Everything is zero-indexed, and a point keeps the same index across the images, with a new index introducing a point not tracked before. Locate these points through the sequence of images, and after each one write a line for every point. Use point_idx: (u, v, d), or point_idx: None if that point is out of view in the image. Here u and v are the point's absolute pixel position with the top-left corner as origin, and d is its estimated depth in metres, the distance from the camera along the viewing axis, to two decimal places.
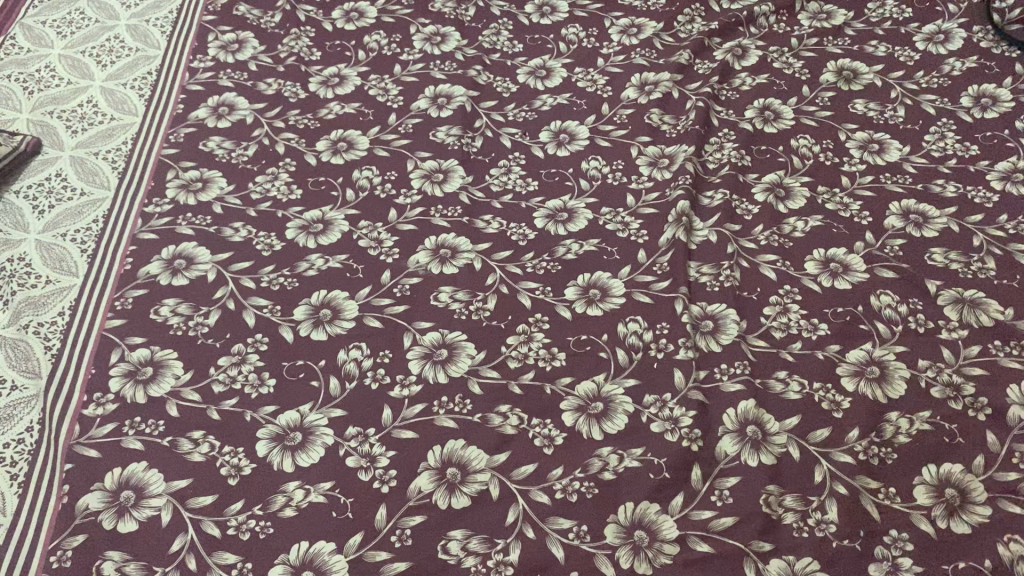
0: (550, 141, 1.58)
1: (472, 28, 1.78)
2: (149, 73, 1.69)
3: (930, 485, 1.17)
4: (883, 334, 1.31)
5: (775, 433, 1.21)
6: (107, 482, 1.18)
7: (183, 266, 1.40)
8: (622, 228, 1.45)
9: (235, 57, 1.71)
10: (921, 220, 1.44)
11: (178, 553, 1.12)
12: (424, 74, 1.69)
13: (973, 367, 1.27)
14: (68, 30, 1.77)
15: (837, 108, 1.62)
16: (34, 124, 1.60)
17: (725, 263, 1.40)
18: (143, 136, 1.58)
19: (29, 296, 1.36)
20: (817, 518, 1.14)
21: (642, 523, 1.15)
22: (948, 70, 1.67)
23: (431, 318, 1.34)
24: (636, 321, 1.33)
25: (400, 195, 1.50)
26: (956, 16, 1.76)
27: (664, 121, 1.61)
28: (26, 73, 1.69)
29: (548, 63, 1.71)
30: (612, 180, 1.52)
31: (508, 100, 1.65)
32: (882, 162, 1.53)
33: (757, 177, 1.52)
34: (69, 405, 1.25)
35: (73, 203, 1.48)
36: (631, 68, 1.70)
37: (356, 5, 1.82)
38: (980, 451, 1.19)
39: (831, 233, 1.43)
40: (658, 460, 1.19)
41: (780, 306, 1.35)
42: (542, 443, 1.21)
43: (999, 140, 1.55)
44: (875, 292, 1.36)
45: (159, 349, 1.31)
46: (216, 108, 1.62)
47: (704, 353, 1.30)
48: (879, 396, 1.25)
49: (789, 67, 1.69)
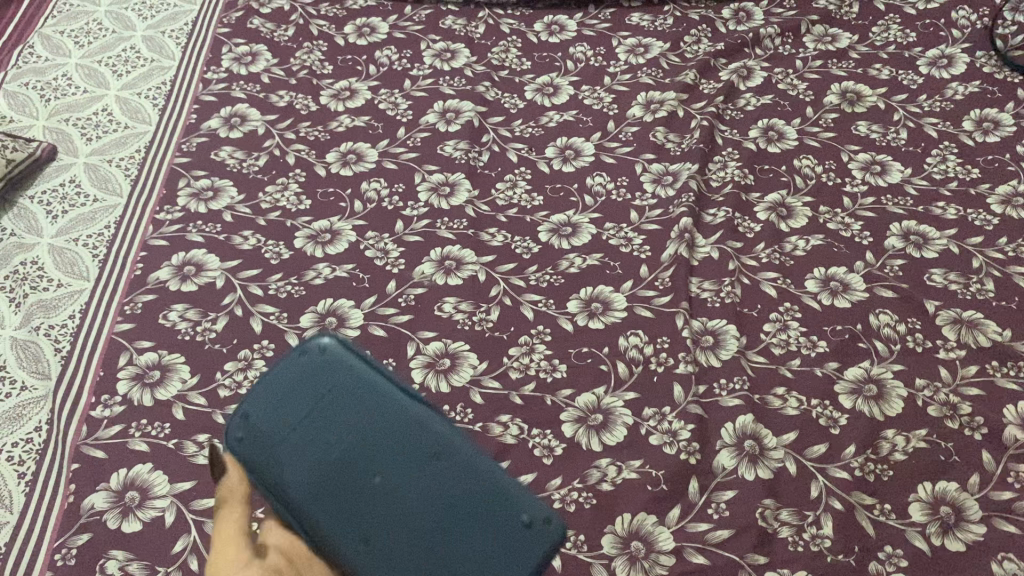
0: (557, 157, 1.60)
1: (482, 44, 1.81)
2: (164, 83, 1.72)
3: (925, 502, 1.18)
4: (881, 352, 1.33)
5: (773, 447, 1.23)
6: (113, 482, 1.19)
7: (193, 272, 1.42)
8: (625, 243, 1.47)
9: (249, 69, 1.75)
10: (921, 241, 1.46)
11: (180, 554, 1.14)
12: (434, 89, 1.72)
13: (971, 387, 1.28)
14: (85, 40, 1.81)
15: (840, 129, 1.64)
16: (49, 131, 1.63)
17: (725, 279, 1.41)
18: (156, 145, 1.61)
19: (41, 298, 1.39)
20: (813, 532, 1.16)
21: (639, 533, 1.16)
22: (951, 94, 1.69)
23: (435, 328, 1.36)
24: (637, 334, 1.35)
25: (407, 207, 1.52)
26: (959, 41, 1.78)
27: (668, 139, 1.63)
28: (44, 81, 1.72)
29: (556, 81, 1.74)
30: (616, 196, 1.54)
31: (516, 116, 1.68)
32: (883, 184, 1.55)
33: (760, 196, 1.54)
34: (78, 406, 1.27)
35: (86, 209, 1.51)
36: (638, 87, 1.73)
37: (368, 21, 1.86)
38: (975, 470, 1.21)
39: (832, 253, 1.45)
40: (656, 472, 1.20)
41: (779, 323, 1.36)
42: (541, 453, 1.23)
43: (1000, 163, 1.57)
44: (874, 310, 1.37)
45: (167, 353, 1.33)
46: (228, 119, 1.65)
47: (703, 367, 1.31)
48: (876, 413, 1.26)
49: (793, 89, 1.72)
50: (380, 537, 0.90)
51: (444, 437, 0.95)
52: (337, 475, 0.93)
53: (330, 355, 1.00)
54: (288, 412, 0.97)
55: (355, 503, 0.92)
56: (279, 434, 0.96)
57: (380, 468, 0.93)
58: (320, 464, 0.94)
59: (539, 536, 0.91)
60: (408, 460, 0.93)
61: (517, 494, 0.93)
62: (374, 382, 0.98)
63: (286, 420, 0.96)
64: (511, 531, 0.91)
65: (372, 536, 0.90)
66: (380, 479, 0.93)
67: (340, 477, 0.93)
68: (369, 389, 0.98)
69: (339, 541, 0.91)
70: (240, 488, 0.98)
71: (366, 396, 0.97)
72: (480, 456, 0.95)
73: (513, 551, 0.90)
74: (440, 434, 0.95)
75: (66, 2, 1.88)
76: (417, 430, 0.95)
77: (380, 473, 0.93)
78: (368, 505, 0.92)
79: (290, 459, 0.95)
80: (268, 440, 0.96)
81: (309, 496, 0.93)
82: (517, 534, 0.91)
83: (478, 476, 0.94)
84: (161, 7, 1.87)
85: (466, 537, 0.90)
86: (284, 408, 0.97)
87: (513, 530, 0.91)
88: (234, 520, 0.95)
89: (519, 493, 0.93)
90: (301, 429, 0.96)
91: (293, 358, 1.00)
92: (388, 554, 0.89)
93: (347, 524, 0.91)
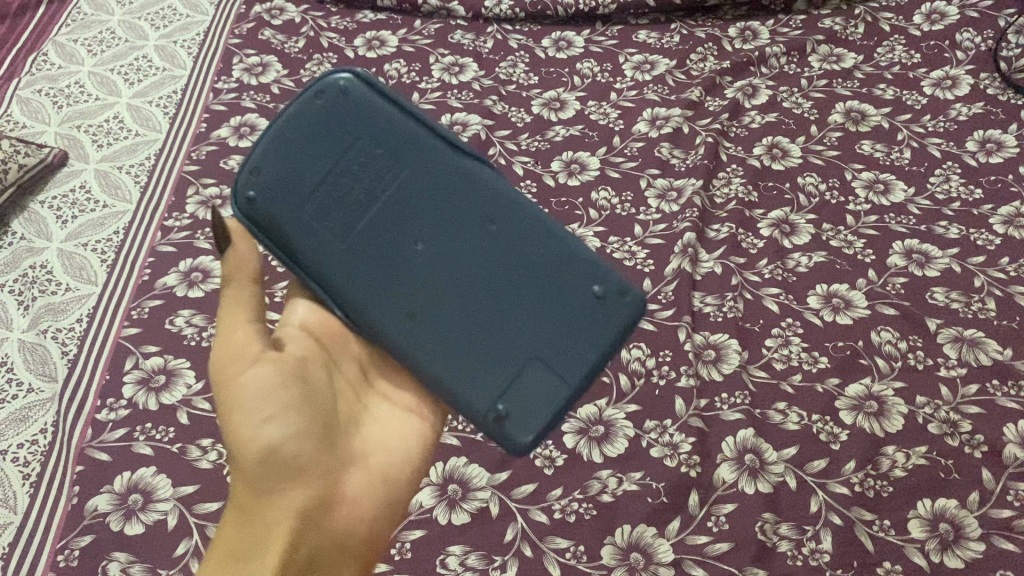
0: (562, 171, 1.62)
1: (490, 60, 1.84)
2: (175, 92, 1.75)
3: (924, 519, 1.18)
4: (882, 369, 1.33)
5: (774, 462, 1.23)
6: (117, 485, 1.20)
7: (200, 279, 1.43)
8: (629, 257, 1.48)
9: (259, 79, 1.76)
10: (923, 260, 1.47)
11: (182, 556, 1.14)
12: (442, 102, 1.74)
13: (971, 405, 1.29)
14: (98, 48, 1.83)
15: (844, 148, 1.65)
16: (61, 137, 1.65)
17: (728, 294, 1.42)
18: (166, 152, 1.63)
19: (50, 302, 1.41)
20: (812, 547, 1.16)
21: (639, 545, 1.16)
22: (955, 115, 1.70)
23: None
24: (639, 348, 1.36)
25: None
26: (963, 63, 1.79)
27: (673, 155, 1.64)
28: (57, 88, 1.74)
29: (562, 96, 1.76)
30: (621, 211, 1.55)
31: (522, 130, 1.70)
32: (887, 203, 1.56)
33: (763, 213, 1.55)
34: (84, 409, 1.28)
35: (96, 214, 1.53)
36: (643, 103, 1.74)
37: (378, 33, 1.88)
38: (975, 487, 1.21)
39: (833, 270, 1.46)
40: (657, 484, 1.21)
41: (781, 338, 1.37)
42: (543, 464, 1.24)
43: (1002, 184, 1.58)
44: (876, 328, 1.38)
45: (172, 357, 1.33)
46: (238, 128, 1.65)
47: (705, 381, 1.32)
48: (877, 430, 1.27)
49: (797, 107, 1.73)
50: (428, 307, 1.06)
51: (496, 199, 1.09)
52: (382, 242, 1.06)
53: (356, 109, 1.07)
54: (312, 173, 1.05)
55: (402, 274, 1.06)
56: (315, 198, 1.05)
57: (424, 235, 1.06)
58: (360, 230, 1.06)
59: (610, 307, 1.07)
60: (459, 227, 1.07)
61: (580, 263, 1.08)
62: (417, 141, 1.08)
63: (311, 184, 1.05)
64: (575, 296, 1.07)
65: (420, 310, 1.06)
66: (425, 250, 1.06)
67: (384, 248, 1.06)
68: (412, 148, 1.08)
69: (391, 313, 1.06)
70: (248, 265, 1.08)
71: (409, 160, 1.07)
72: (536, 217, 1.09)
73: (574, 314, 1.07)
74: (490, 195, 1.09)
75: (80, 10, 1.91)
76: (466, 195, 1.08)
77: (422, 242, 1.06)
78: (417, 275, 1.06)
79: (325, 222, 1.05)
80: (297, 207, 1.05)
81: (351, 269, 1.05)
82: (576, 300, 1.07)
83: (532, 244, 1.08)
84: (174, 17, 1.90)
85: (521, 306, 1.07)
86: (314, 166, 1.05)
87: (584, 299, 1.07)
88: (242, 296, 1.08)
89: (580, 260, 1.08)
90: (334, 191, 1.05)
91: (320, 109, 1.07)
92: (439, 321, 1.06)
93: (395, 299, 1.06)
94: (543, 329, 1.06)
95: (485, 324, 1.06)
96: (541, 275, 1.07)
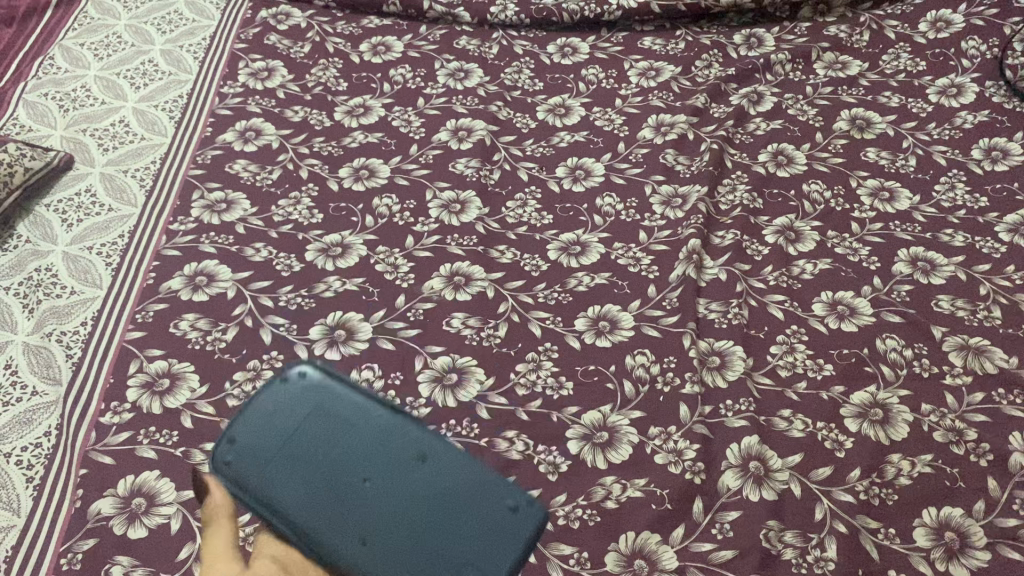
0: (567, 177, 1.62)
1: (495, 65, 1.84)
2: (181, 96, 1.75)
3: (929, 527, 1.18)
4: (887, 377, 1.33)
5: (778, 469, 1.23)
6: (120, 489, 1.20)
7: (205, 283, 1.44)
8: (634, 263, 1.48)
9: (264, 84, 1.77)
10: (928, 267, 1.47)
11: (185, 561, 1.14)
12: (447, 107, 1.74)
13: (976, 413, 1.29)
14: (104, 53, 1.83)
15: (849, 155, 1.65)
16: (67, 141, 1.65)
17: (733, 301, 1.42)
18: (172, 156, 1.63)
19: (54, 305, 1.40)
20: (816, 554, 1.15)
21: (643, 552, 1.16)
22: (960, 123, 1.70)
23: (443, 343, 1.37)
24: (644, 353, 1.36)
25: (417, 223, 1.54)
26: (969, 71, 1.79)
27: (678, 161, 1.64)
28: (63, 92, 1.75)
29: (567, 102, 1.77)
30: (625, 216, 1.55)
31: (527, 135, 1.70)
32: (892, 211, 1.56)
33: (769, 220, 1.55)
34: (88, 413, 1.28)
35: (100, 217, 1.53)
36: (648, 109, 1.74)
37: (384, 39, 1.89)
38: (981, 496, 1.20)
39: (838, 277, 1.46)
40: (660, 492, 1.21)
41: (786, 345, 1.37)
42: (546, 470, 1.23)
43: (1008, 192, 1.57)
44: (881, 335, 1.38)
45: (177, 361, 1.34)
46: (243, 132, 1.68)
47: (710, 388, 1.32)
48: (882, 437, 1.26)
49: (803, 114, 1.73)
50: (370, 539, 0.90)
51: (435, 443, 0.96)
52: (325, 486, 0.93)
53: (313, 382, 1.01)
54: (267, 436, 0.97)
55: (344, 515, 0.91)
56: (266, 458, 0.95)
57: (369, 472, 0.94)
58: (303, 475, 0.94)
59: (528, 520, 0.92)
60: (402, 467, 0.94)
61: (509, 485, 0.94)
62: (363, 404, 0.99)
63: (265, 445, 0.96)
64: (506, 519, 0.92)
65: (365, 545, 0.89)
66: (370, 487, 0.93)
67: (326, 490, 0.93)
68: (357, 411, 0.98)
69: (337, 541, 0.90)
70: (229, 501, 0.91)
71: (358, 420, 0.98)
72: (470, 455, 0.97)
73: (507, 540, 0.90)
74: (430, 440, 0.96)
75: (87, 16, 1.92)
76: (403, 438, 0.96)
77: (368, 479, 0.93)
78: (358, 511, 0.91)
79: (272, 469, 0.94)
80: (248, 462, 0.95)
81: (295, 506, 0.92)
82: (508, 523, 0.91)
83: (467, 473, 0.94)
84: (180, 22, 1.91)
85: (464, 538, 0.90)
86: (267, 430, 0.97)
87: (512, 521, 0.91)
88: None
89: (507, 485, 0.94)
90: (286, 450, 0.95)
91: (277, 389, 1.01)
92: (381, 558, 0.89)
93: (335, 534, 0.90)
94: (485, 556, 0.89)
95: (427, 553, 0.89)
96: (477, 501, 0.92)
